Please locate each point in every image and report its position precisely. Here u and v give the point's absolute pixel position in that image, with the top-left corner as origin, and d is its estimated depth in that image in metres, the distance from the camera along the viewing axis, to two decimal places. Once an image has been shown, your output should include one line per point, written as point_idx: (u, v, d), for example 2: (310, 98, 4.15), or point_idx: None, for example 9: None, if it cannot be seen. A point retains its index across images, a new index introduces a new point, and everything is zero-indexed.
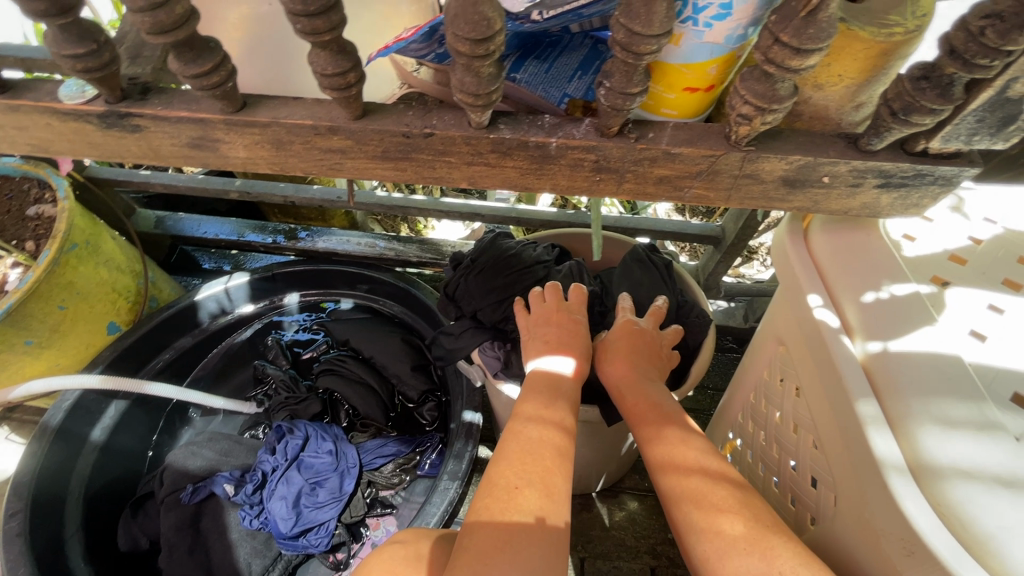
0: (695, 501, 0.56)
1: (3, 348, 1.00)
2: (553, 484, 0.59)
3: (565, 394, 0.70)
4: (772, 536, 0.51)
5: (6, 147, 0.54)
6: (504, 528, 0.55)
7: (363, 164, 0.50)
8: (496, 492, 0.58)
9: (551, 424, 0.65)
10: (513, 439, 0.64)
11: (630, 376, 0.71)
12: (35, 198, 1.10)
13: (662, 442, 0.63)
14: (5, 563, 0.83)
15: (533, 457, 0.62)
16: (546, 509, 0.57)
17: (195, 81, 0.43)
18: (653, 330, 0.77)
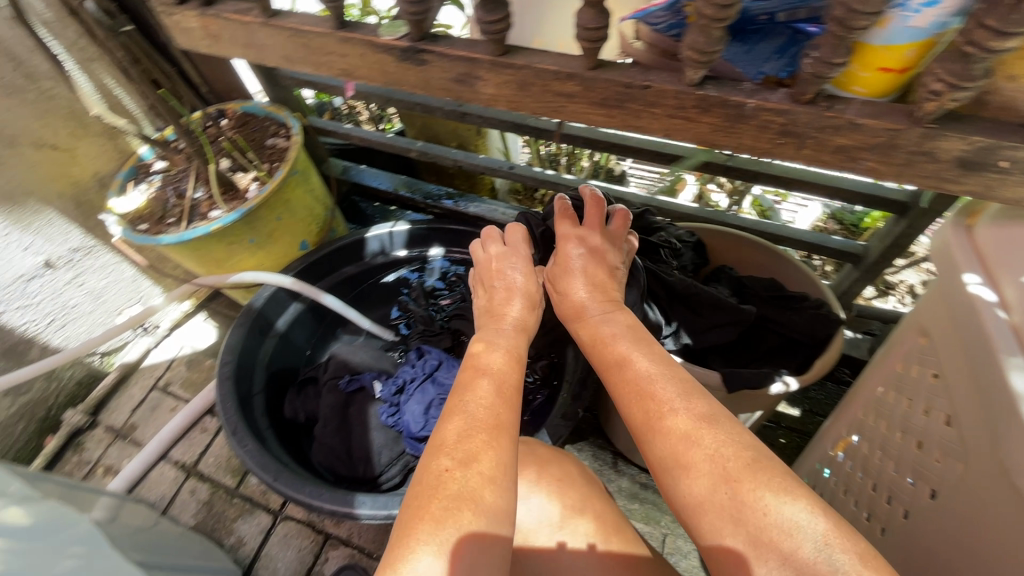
0: (662, 433, 0.60)
1: (234, 241, 1.28)
2: (485, 450, 0.61)
3: (511, 344, 0.80)
4: (739, 480, 0.54)
5: (324, 70, 0.74)
6: (431, 520, 0.55)
7: (583, 108, 0.63)
8: (426, 481, 0.59)
9: (484, 400, 0.67)
10: (452, 410, 0.66)
11: (584, 304, 0.83)
12: (273, 133, 1.39)
13: (617, 377, 0.69)
14: (218, 396, 1.07)
15: (468, 430, 0.63)
16: (483, 481, 0.59)
17: (485, 27, 0.59)
18: (596, 225, 0.90)
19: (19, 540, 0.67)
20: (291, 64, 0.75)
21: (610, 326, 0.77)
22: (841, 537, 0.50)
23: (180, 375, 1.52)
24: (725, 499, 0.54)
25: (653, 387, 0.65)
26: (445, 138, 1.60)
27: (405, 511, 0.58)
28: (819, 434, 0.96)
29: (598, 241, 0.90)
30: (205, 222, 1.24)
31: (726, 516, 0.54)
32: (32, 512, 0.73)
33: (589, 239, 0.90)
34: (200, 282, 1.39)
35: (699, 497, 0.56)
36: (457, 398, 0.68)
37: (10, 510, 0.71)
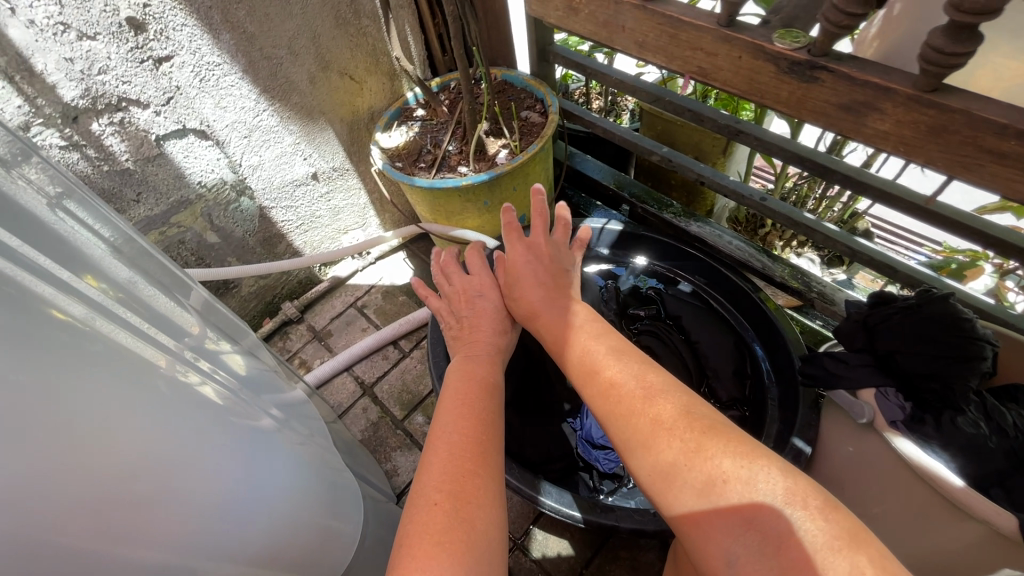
0: (622, 420, 0.64)
1: (472, 200, 1.34)
2: (469, 469, 0.62)
3: (481, 365, 0.81)
4: (706, 459, 0.56)
5: (679, 66, 0.71)
6: (423, 553, 0.54)
7: (1015, 174, 0.52)
8: (414, 516, 0.58)
9: (461, 424, 0.68)
10: (433, 444, 0.66)
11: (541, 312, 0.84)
12: (528, 105, 1.43)
13: (580, 364, 0.74)
14: (434, 335, 1.15)
15: (451, 457, 0.64)
16: (472, 502, 0.59)
17: (936, 57, 0.50)
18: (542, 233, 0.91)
19: (239, 388, 0.63)
20: (641, 51, 0.73)
21: (562, 322, 0.81)
22: (787, 478, 0.53)
23: (376, 301, 1.67)
24: (692, 478, 0.56)
25: (613, 374, 0.69)
26: (683, 148, 1.52)
27: (397, 554, 0.56)
28: None
29: (549, 251, 0.91)
30: (455, 175, 1.32)
31: (696, 494, 0.56)
32: (245, 363, 0.71)
33: (527, 246, 0.91)
34: (423, 226, 1.49)
35: (664, 479, 0.58)
36: (434, 433, 0.68)
37: (234, 356, 0.68)
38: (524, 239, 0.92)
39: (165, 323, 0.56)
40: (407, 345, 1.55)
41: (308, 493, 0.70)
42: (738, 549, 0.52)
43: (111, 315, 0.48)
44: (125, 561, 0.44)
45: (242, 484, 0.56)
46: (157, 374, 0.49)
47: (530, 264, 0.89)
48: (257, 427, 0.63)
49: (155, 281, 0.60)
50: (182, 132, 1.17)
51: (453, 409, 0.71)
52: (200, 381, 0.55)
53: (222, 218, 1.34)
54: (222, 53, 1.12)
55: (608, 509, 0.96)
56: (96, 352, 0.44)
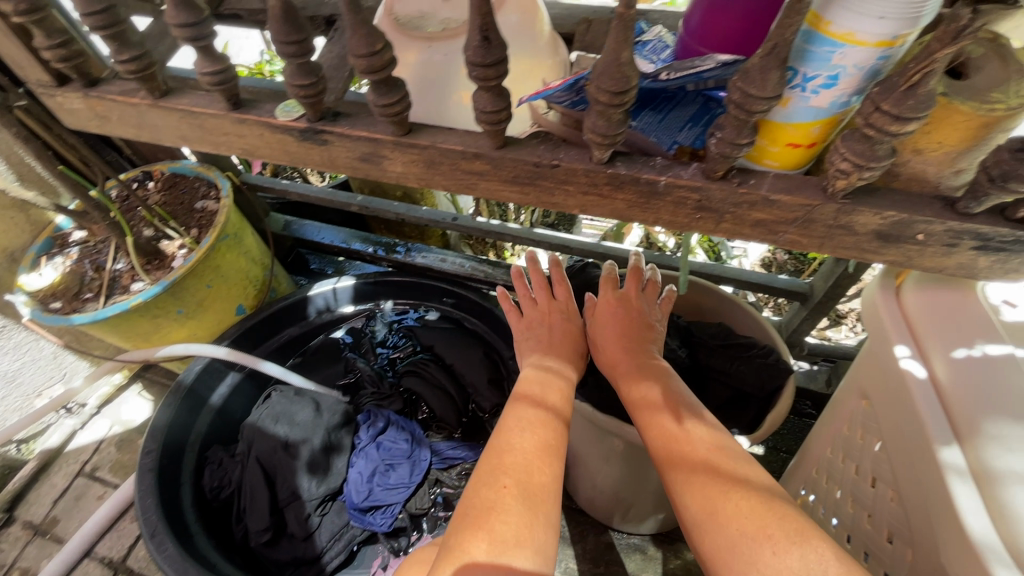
0: (687, 484, 0.63)
1: (161, 313, 1.20)
2: (541, 479, 0.64)
3: (549, 372, 0.82)
4: (775, 528, 0.55)
5: (226, 152, 0.69)
6: (487, 532, 0.59)
7: (495, 186, 0.60)
8: (482, 497, 0.63)
9: (543, 431, 0.70)
10: (508, 436, 0.69)
11: (619, 357, 0.83)
12: (203, 194, 1.32)
13: (646, 406, 0.73)
14: (138, 489, 0.99)
15: (524, 458, 0.66)
16: (538, 508, 0.62)
17: (382, 110, 0.55)
18: (632, 295, 0.89)
19: None
20: (188, 143, 0.70)
21: (641, 369, 0.79)
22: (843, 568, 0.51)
23: (110, 458, 1.40)
24: (739, 541, 0.56)
25: (691, 428, 0.68)
26: (388, 188, 1.55)
27: (459, 521, 0.62)
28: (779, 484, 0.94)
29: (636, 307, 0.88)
30: (126, 297, 1.16)
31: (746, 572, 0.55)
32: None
33: (619, 303, 0.88)
34: (127, 357, 1.30)
35: (711, 531, 0.58)
36: (507, 425, 0.72)
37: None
38: (614, 293, 0.90)
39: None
40: None
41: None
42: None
43: None
44: None
45: None
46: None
47: (614, 315, 0.87)
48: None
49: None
50: None
51: (539, 414, 0.72)
52: None
53: None
54: None
55: None
56: None
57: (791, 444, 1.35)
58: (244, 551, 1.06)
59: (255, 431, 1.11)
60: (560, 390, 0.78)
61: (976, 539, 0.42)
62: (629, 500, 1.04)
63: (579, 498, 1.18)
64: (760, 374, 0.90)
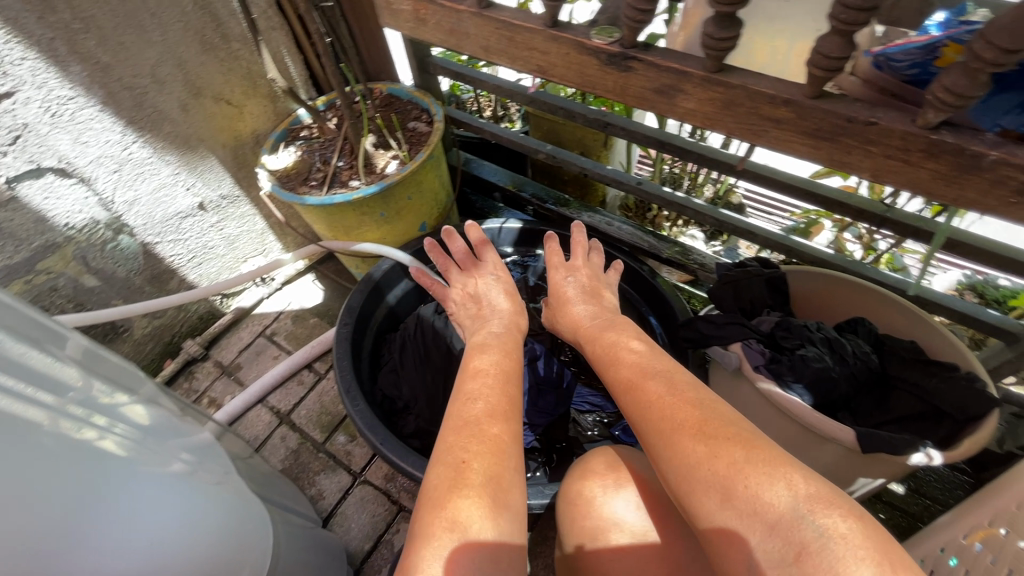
0: (656, 421, 0.64)
1: (367, 212, 1.35)
2: (498, 441, 0.66)
3: (498, 347, 0.84)
4: (741, 455, 0.57)
5: (520, 67, 0.78)
6: (452, 507, 0.59)
7: (788, 135, 0.62)
8: (440, 472, 0.63)
9: (492, 395, 0.72)
10: (463, 406, 0.71)
11: (583, 320, 0.92)
12: (415, 116, 1.46)
13: (617, 364, 0.76)
14: (337, 351, 1.14)
15: (478, 429, 0.67)
16: (494, 478, 0.63)
17: (711, 44, 0.59)
18: (580, 262, 1.03)
19: (142, 439, 0.62)
20: (488, 54, 0.79)
21: (600, 327, 0.88)
22: (811, 489, 0.54)
23: (286, 327, 1.63)
24: (711, 479, 0.57)
25: (646, 380, 0.70)
26: (569, 144, 1.61)
27: (422, 507, 0.61)
28: (948, 517, 0.90)
29: (586, 272, 1.02)
30: (346, 191, 1.32)
31: (722, 501, 0.56)
32: (149, 411, 0.68)
33: (563, 272, 1.01)
34: (324, 244, 1.48)
35: (686, 473, 0.59)
36: (457, 399, 0.73)
37: (134, 406, 0.65)
38: (562, 264, 1.02)
39: (45, 378, 0.52)
40: (322, 367, 1.52)
41: (217, 531, 0.69)
42: (762, 554, 0.53)
43: None
44: None
45: (146, 523, 0.57)
46: (25, 431, 0.47)
47: (570, 282, 0.99)
48: (156, 472, 0.61)
49: (27, 335, 0.55)
50: (39, 171, 1.10)
51: (485, 376, 0.76)
52: (98, 437, 0.55)
53: (99, 259, 1.27)
54: (74, 86, 1.07)
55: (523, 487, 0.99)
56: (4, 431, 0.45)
57: (938, 493, 1.26)
58: (394, 415, 1.14)
59: (427, 329, 1.20)
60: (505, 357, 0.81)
61: None
62: None
63: None
64: (964, 400, 0.85)
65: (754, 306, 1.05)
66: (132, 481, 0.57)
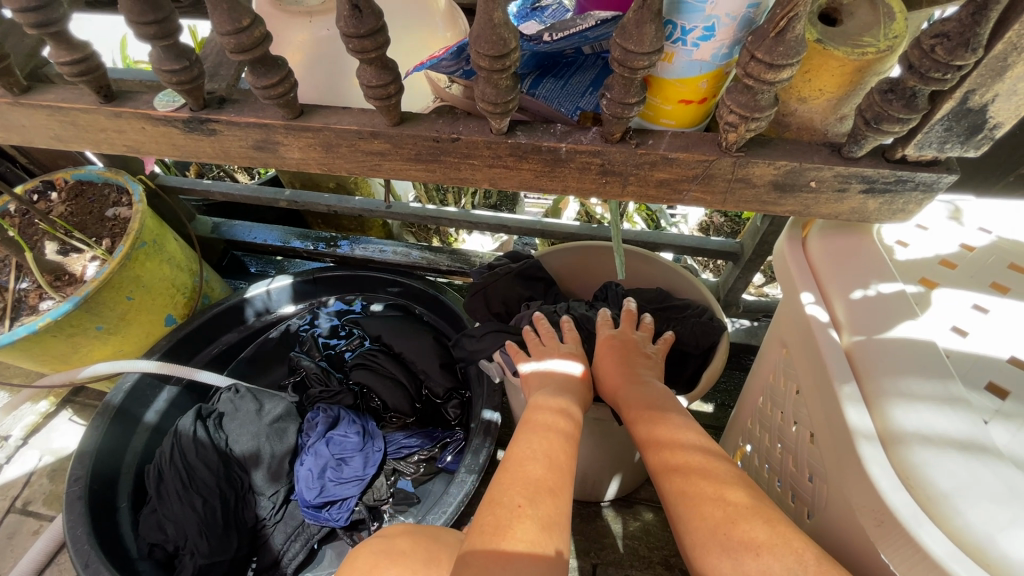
0: (691, 504, 0.58)
1: (78, 332, 1.12)
2: (553, 500, 0.61)
3: (560, 401, 0.75)
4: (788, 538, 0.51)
5: (107, 150, 0.64)
6: (508, 541, 0.56)
7: (399, 165, 0.57)
8: (500, 510, 0.60)
9: (557, 442, 0.68)
10: (520, 453, 0.67)
11: (620, 386, 0.78)
12: (113, 201, 1.23)
13: (652, 430, 0.68)
14: (65, 521, 0.92)
15: (534, 477, 0.63)
16: (553, 528, 0.59)
17: (264, 92, 0.52)
18: (631, 336, 0.86)
19: None
20: (64, 144, 0.64)
21: (641, 396, 0.74)
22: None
23: (43, 490, 1.32)
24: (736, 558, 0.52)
25: (685, 451, 0.64)
26: (320, 180, 1.49)
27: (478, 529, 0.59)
28: (722, 440, 0.97)
29: (637, 348, 0.85)
30: (35, 317, 1.07)
31: None
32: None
33: (615, 339, 0.86)
34: (45, 381, 1.21)
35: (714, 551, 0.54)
36: (525, 439, 0.69)
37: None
38: (611, 332, 0.87)
39: None
40: None
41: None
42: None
43: None
44: None
45: None
46: None
47: (611, 350, 0.84)
48: None
49: None
50: None
51: (556, 422, 0.71)
52: None
53: None
54: None
55: None
56: None
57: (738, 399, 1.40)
58: (172, 558, 0.98)
59: (185, 444, 1.04)
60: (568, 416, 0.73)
61: (890, 504, 0.40)
62: (585, 471, 1.05)
63: None
64: (698, 334, 0.91)
65: (511, 304, 1.05)
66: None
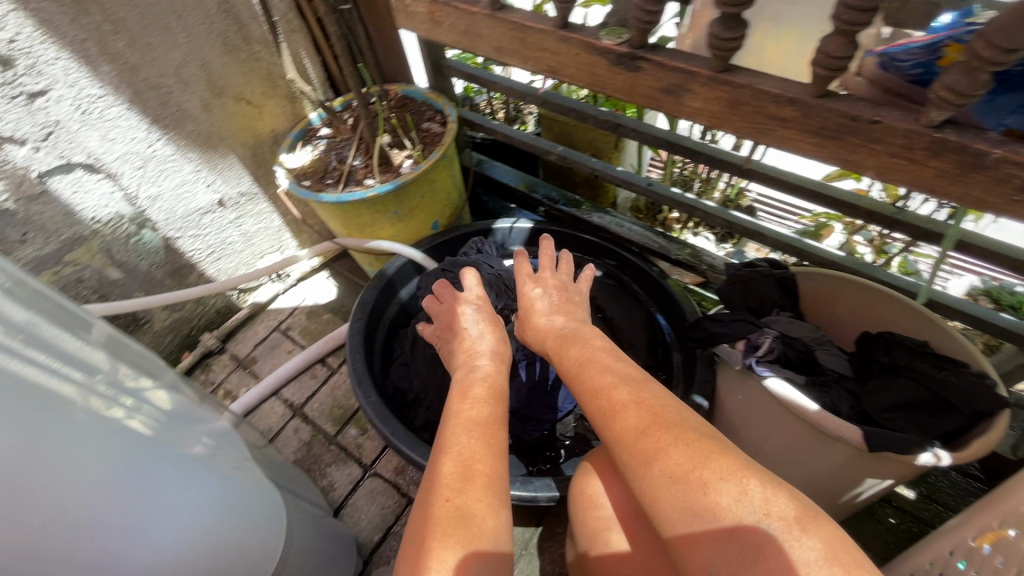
0: (620, 431, 0.65)
1: (381, 211, 1.38)
2: (482, 479, 0.63)
3: (487, 375, 0.80)
4: (726, 473, 0.57)
5: (531, 67, 0.80)
6: (439, 547, 0.57)
7: (794, 134, 0.63)
8: (428, 511, 0.60)
9: (471, 419, 0.70)
10: (444, 442, 0.67)
11: (549, 332, 0.90)
12: (429, 117, 1.48)
13: (591, 377, 0.74)
14: (348, 347, 1.16)
15: (463, 464, 0.64)
16: (483, 511, 0.60)
17: (718, 42, 0.61)
18: (548, 274, 1.03)
19: (167, 421, 0.65)
20: (500, 55, 0.81)
21: (562, 337, 0.87)
22: (766, 491, 0.55)
23: (300, 323, 1.66)
24: (680, 489, 0.58)
25: (616, 395, 0.69)
26: (580, 146, 1.63)
27: (409, 544, 0.60)
28: (957, 517, 0.88)
29: (556, 283, 1.01)
30: (361, 189, 1.35)
31: (690, 513, 0.57)
32: (172, 397, 0.71)
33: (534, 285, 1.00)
34: (338, 241, 1.51)
35: (657, 485, 0.60)
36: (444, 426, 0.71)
37: (158, 391, 0.68)
38: (529, 275, 1.02)
39: (76, 358, 0.55)
40: (334, 361, 1.55)
41: (234, 520, 0.71)
42: (720, 560, 0.55)
43: (20, 355, 0.48)
44: (114, 552, 0.54)
45: (171, 499, 0.61)
46: (58, 404, 0.49)
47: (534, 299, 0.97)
48: (177, 453, 0.64)
49: (56, 318, 0.57)
50: (68, 167, 1.15)
51: (485, 402, 0.73)
52: (127, 416, 0.57)
53: (123, 253, 1.31)
54: (104, 85, 1.12)
55: (529, 481, 1.00)
56: (72, 419, 0.50)
57: (948, 498, 1.25)
58: (404, 408, 1.18)
59: None
60: (488, 389, 0.76)
61: None
62: None
63: None
64: (969, 396, 0.84)
65: (762, 306, 1.07)
66: (157, 462, 0.60)
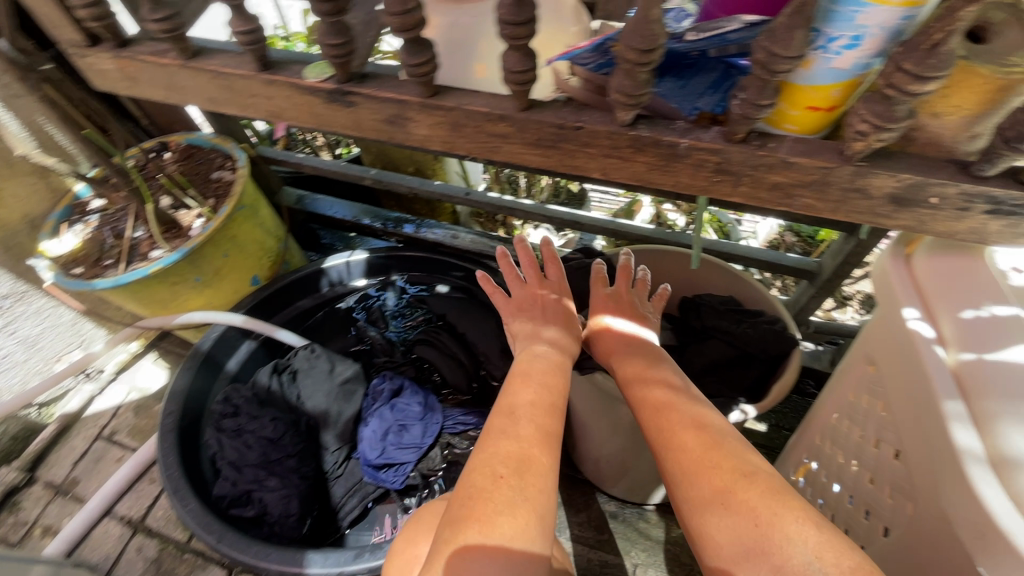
0: (674, 457, 0.63)
1: (179, 281, 1.22)
2: (536, 482, 0.60)
3: (557, 372, 0.77)
4: (789, 507, 0.54)
5: (252, 114, 0.71)
6: (482, 523, 0.56)
7: (517, 149, 0.61)
8: (477, 482, 0.60)
9: (542, 410, 0.68)
10: (507, 423, 0.66)
11: (614, 344, 0.86)
12: (218, 166, 1.33)
13: (655, 402, 0.70)
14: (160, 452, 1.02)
15: (522, 450, 0.62)
16: (529, 514, 0.57)
17: (411, 69, 0.57)
18: (623, 290, 0.94)
19: None
20: (215, 106, 0.71)
21: (636, 352, 0.82)
22: (824, 534, 0.52)
23: (127, 422, 1.44)
24: (734, 527, 0.55)
25: (679, 420, 0.66)
26: (401, 163, 1.56)
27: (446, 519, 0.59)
28: (782, 454, 0.95)
29: (630, 301, 0.93)
30: (145, 263, 1.18)
31: (738, 553, 0.54)
32: None
33: (611, 299, 0.93)
34: (143, 324, 1.31)
35: (704, 514, 0.57)
36: (503, 409, 0.69)
37: None
38: (605, 290, 0.95)
39: None
40: None
41: None
42: None
43: None
44: None
45: None
46: None
47: (606, 308, 0.92)
48: None
49: None
50: None
51: (548, 392, 0.72)
52: None
53: None
54: None
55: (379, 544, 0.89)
56: None
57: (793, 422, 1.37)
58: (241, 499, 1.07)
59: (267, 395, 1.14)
60: (551, 384, 0.74)
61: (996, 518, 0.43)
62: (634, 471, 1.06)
63: (585, 470, 1.18)
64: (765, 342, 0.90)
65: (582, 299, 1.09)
66: None
